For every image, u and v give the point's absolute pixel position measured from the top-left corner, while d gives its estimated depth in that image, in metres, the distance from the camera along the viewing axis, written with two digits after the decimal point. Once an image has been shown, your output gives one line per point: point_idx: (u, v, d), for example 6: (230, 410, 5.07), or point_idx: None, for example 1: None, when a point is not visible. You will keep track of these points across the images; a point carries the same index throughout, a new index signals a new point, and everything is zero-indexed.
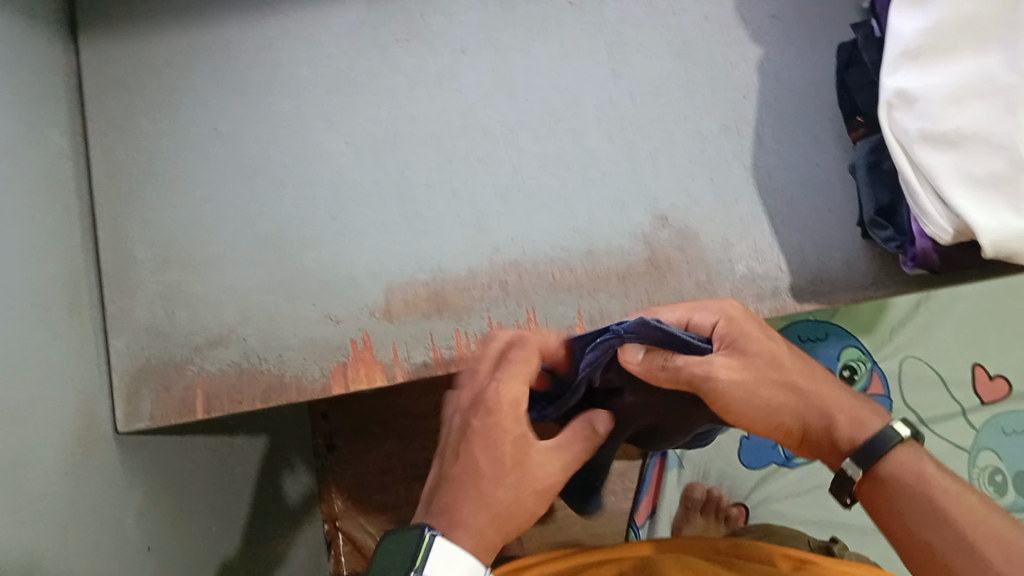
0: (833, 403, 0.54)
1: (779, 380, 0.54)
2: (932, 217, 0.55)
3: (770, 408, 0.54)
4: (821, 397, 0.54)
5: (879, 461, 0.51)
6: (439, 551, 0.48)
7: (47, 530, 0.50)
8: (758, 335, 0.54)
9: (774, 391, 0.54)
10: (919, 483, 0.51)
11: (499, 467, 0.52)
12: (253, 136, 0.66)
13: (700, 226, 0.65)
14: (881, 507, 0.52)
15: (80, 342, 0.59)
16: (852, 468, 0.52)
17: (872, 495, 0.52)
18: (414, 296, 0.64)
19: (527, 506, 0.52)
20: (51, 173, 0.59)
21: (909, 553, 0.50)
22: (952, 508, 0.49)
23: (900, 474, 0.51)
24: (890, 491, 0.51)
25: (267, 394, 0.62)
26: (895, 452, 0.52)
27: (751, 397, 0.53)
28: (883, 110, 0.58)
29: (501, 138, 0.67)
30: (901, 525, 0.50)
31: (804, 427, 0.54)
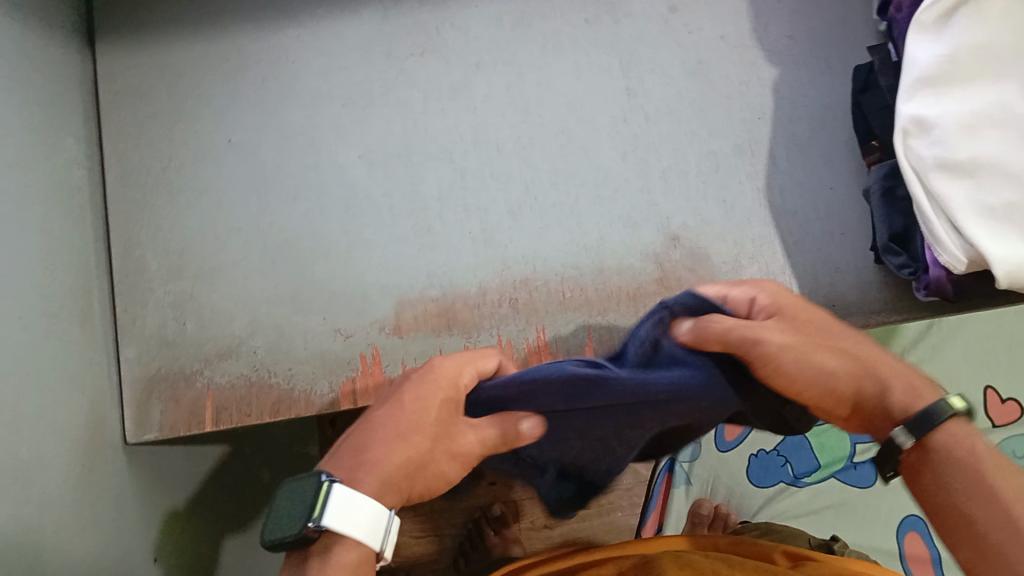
0: (887, 367, 0.47)
1: (832, 346, 0.47)
2: (945, 245, 0.55)
3: (822, 371, 0.46)
4: (875, 362, 0.47)
5: (930, 429, 0.43)
6: (339, 500, 0.43)
7: (53, 541, 0.50)
8: (801, 305, 0.49)
9: (830, 355, 0.46)
10: (973, 457, 0.42)
11: (414, 425, 0.47)
12: (266, 147, 0.66)
13: (712, 246, 0.64)
14: (925, 475, 0.43)
15: (90, 350, 0.59)
16: (900, 435, 0.43)
17: (918, 468, 0.44)
18: (424, 311, 0.64)
19: (438, 471, 0.48)
20: (65, 181, 0.59)
21: (946, 534, 0.42)
22: (1008, 493, 0.40)
23: (950, 443, 0.43)
24: (939, 462, 0.43)
25: (276, 407, 0.63)
26: (949, 423, 0.43)
27: (798, 356, 0.46)
28: (898, 136, 0.58)
29: (513, 154, 0.67)
30: (941, 503, 0.42)
31: (856, 395, 0.46)
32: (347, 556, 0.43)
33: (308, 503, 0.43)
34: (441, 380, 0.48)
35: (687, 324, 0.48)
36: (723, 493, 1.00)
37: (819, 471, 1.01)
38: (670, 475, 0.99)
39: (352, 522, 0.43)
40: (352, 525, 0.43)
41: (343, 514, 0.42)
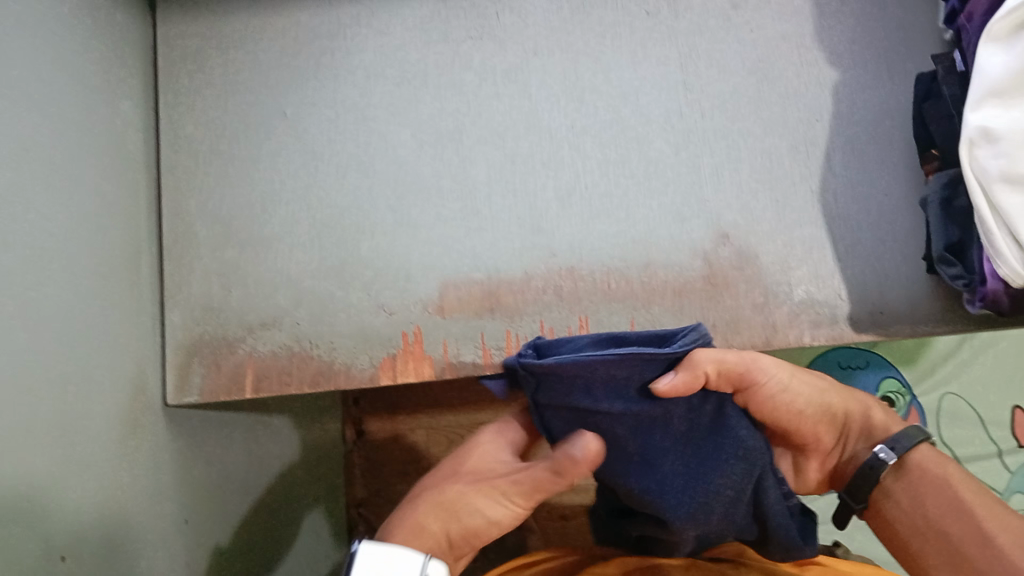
0: (862, 397, 0.54)
1: (818, 376, 0.53)
2: (1006, 258, 0.54)
3: (808, 399, 0.51)
4: (853, 393, 0.54)
5: (908, 449, 0.50)
6: (371, 557, 0.45)
7: (91, 498, 0.51)
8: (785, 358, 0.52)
9: (816, 379, 0.52)
10: (944, 478, 0.49)
11: (452, 516, 0.47)
12: (319, 121, 0.66)
13: (760, 246, 0.64)
14: (891, 496, 0.50)
15: (136, 312, 0.60)
16: (885, 451, 0.49)
17: (891, 490, 0.50)
18: (467, 294, 0.64)
19: (495, 516, 0.47)
20: (120, 143, 0.59)
21: (898, 541, 0.49)
22: (977, 509, 0.47)
23: (924, 463, 0.49)
24: (914, 483, 0.49)
25: (316, 379, 0.63)
26: (919, 448, 0.50)
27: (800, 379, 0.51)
28: (964, 146, 0.57)
29: (565, 142, 0.66)
30: (898, 515, 0.49)
31: (843, 413, 0.52)
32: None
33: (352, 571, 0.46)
34: (462, 504, 0.47)
35: (672, 375, 0.45)
36: None
37: None
38: None
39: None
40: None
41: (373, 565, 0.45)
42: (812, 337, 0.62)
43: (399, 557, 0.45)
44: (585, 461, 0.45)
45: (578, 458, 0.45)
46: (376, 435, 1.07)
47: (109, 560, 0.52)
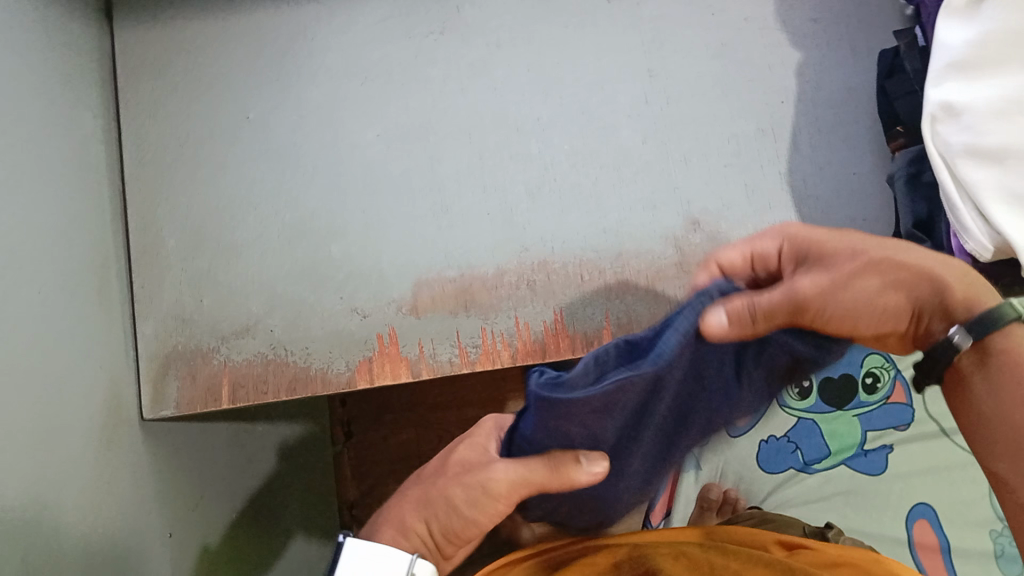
0: (930, 267, 0.45)
1: (884, 265, 0.44)
2: (972, 233, 0.54)
3: (871, 297, 0.44)
4: (920, 265, 0.45)
5: (993, 334, 0.44)
6: (356, 552, 0.45)
7: (70, 514, 0.50)
8: (833, 237, 0.46)
9: (870, 279, 0.44)
10: None
11: (443, 509, 0.53)
12: (285, 125, 0.66)
13: (732, 230, 0.64)
14: (975, 380, 0.45)
15: (106, 325, 0.59)
16: (959, 334, 0.44)
17: (954, 378, 0.47)
18: (441, 292, 0.63)
19: (479, 518, 0.52)
20: (83, 155, 0.59)
21: (998, 442, 0.46)
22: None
23: (1010, 349, 0.44)
24: (988, 372, 0.45)
25: (293, 384, 0.63)
26: (1008, 331, 0.45)
27: (846, 257, 0.44)
28: (927, 122, 0.57)
29: (532, 135, 0.66)
30: (1003, 410, 0.45)
31: (913, 301, 0.45)
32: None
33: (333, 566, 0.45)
34: (446, 503, 0.53)
35: (721, 314, 0.38)
36: (733, 478, 1.01)
37: (829, 458, 0.99)
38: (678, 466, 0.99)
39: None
40: (372, 573, 0.45)
41: (363, 559, 0.45)
42: None
43: (387, 556, 0.45)
44: (591, 476, 0.44)
45: (574, 466, 0.44)
46: (363, 437, 1.07)
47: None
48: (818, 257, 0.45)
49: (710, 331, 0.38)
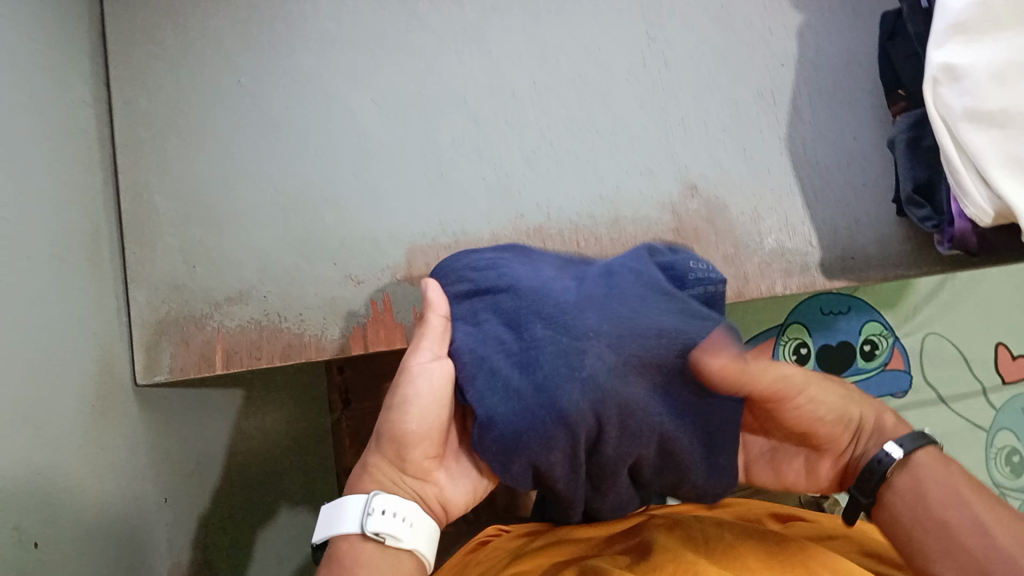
0: (876, 411, 0.50)
1: (835, 392, 0.50)
2: (972, 198, 0.54)
3: (827, 398, 0.49)
4: (867, 408, 0.50)
5: (910, 448, 0.45)
6: (327, 511, 0.45)
7: (64, 481, 0.50)
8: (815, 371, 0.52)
9: (830, 392, 0.49)
10: (947, 475, 0.44)
11: (389, 441, 0.46)
12: (278, 90, 0.64)
13: (729, 196, 0.63)
14: (893, 492, 0.45)
15: (98, 292, 0.59)
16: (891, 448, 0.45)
17: (890, 487, 0.45)
18: (435, 259, 0.63)
19: (432, 425, 0.46)
20: (71, 120, 0.58)
21: (920, 545, 0.42)
22: (979, 509, 0.42)
23: (927, 463, 0.45)
24: (905, 478, 0.45)
25: (287, 352, 0.62)
26: (920, 448, 0.45)
27: (828, 388, 0.50)
28: (928, 84, 0.56)
29: (528, 101, 0.65)
30: (936, 516, 0.42)
31: (854, 420, 0.49)
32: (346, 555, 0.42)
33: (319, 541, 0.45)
34: (393, 420, 0.46)
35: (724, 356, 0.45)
36: None
37: None
38: None
39: (339, 524, 0.43)
40: (337, 522, 0.44)
41: (331, 516, 0.44)
42: (784, 286, 0.62)
43: (352, 500, 0.44)
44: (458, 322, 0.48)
45: (501, 335, 0.42)
46: (361, 405, 1.06)
47: (83, 543, 0.52)
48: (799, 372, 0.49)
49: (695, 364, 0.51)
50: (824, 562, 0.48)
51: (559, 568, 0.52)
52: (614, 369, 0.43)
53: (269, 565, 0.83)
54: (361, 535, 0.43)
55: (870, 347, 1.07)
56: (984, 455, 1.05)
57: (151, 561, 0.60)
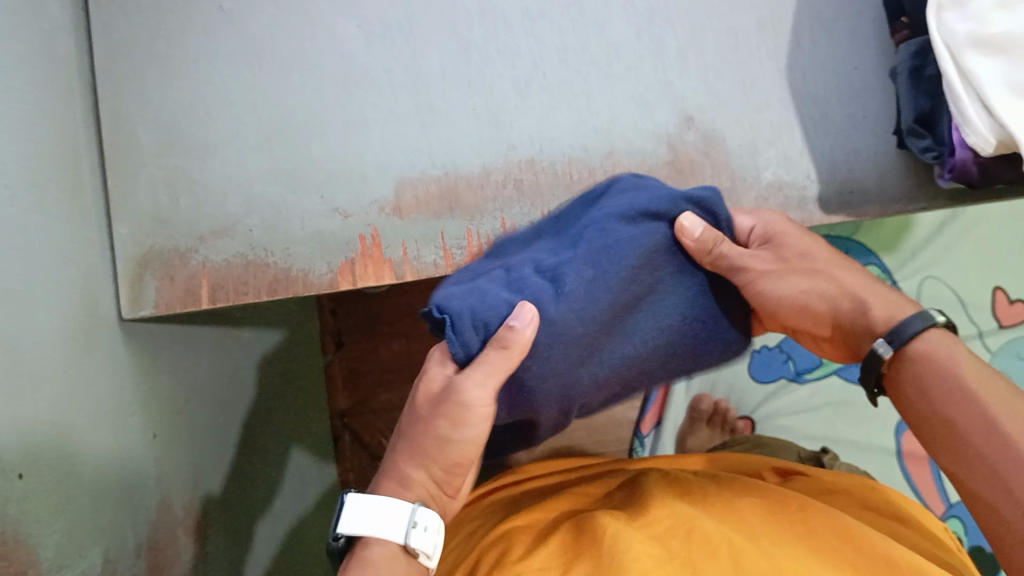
0: (877, 295, 0.53)
1: (813, 269, 0.55)
2: (974, 125, 0.52)
3: (796, 291, 0.54)
4: (866, 291, 0.53)
5: (910, 340, 0.49)
6: (356, 505, 0.49)
7: (46, 416, 0.50)
8: (798, 236, 0.56)
9: (801, 277, 0.55)
10: (950, 366, 0.47)
11: (423, 451, 0.51)
12: (259, 15, 0.62)
13: (726, 128, 0.62)
14: (902, 388, 0.49)
15: (80, 224, 0.57)
16: (882, 348, 0.49)
17: (897, 377, 0.50)
18: (424, 192, 0.62)
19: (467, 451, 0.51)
20: (49, 46, 0.56)
21: (943, 436, 0.46)
22: (989, 405, 0.44)
23: (929, 351, 0.48)
24: (910, 370, 0.49)
25: (273, 286, 0.61)
26: (924, 333, 0.49)
27: (796, 237, 0.55)
28: (931, 10, 0.55)
29: (520, 28, 0.62)
30: (942, 416, 0.46)
31: (835, 310, 0.54)
32: (383, 554, 0.48)
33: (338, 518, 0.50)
34: (429, 447, 0.51)
35: (700, 224, 0.54)
36: (724, 388, 1.05)
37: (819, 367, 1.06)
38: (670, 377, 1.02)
39: (376, 519, 0.48)
40: (374, 524, 0.48)
41: (365, 514, 0.48)
42: None
43: (391, 507, 0.49)
44: (532, 332, 0.48)
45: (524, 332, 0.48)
46: (355, 347, 1.06)
47: (69, 479, 0.52)
48: (781, 256, 0.55)
49: (680, 233, 0.55)
50: (825, 519, 0.50)
51: (563, 523, 0.54)
52: (587, 285, 0.52)
53: (264, 503, 0.83)
54: (395, 543, 0.48)
55: None
56: None
57: (141, 497, 0.61)
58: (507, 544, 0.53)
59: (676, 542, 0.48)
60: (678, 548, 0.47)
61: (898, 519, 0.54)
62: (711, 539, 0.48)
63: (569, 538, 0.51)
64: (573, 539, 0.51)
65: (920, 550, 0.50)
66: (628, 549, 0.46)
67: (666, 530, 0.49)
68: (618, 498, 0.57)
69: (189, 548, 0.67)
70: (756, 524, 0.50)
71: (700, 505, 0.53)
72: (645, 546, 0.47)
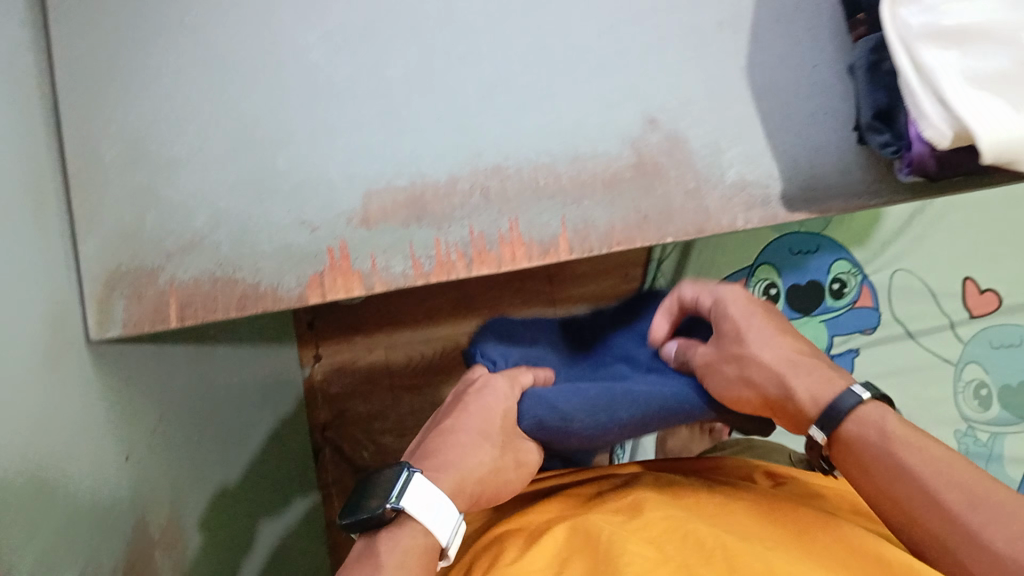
0: (793, 379, 0.54)
1: (738, 356, 0.58)
2: (930, 120, 0.53)
3: (730, 381, 0.58)
4: (802, 387, 0.54)
5: (842, 423, 0.51)
6: (417, 487, 0.51)
7: (15, 436, 0.49)
8: (736, 315, 0.60)
9: (733, 366, 0.58)
10: (884, 442, 0.48)
11: (465, 449, 0.57)
12: (221, 29, 0.61)
13: (689, 128, 0.62)
14: (845, 462, 0.50)
15: (46, 245, 0.57)
16: (818, 433, 0.52)
17: (845, 462, 0.50)
18: (392, 202, 0.62)
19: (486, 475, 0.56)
20: (8, 64, 0.55)
21: (890, 511, 0.47)
22: (925, 477, 0.45)
23: (862, 432, 0.50)
24: (856, 452, 0.50)
25: (242, 302, 0.61)
26: (856, 412, 0.50)
27: (731, 310, 0.60)
28: (885, 6, 0.56)
29: (484, 33, 0.62)
30: (889, 492, 0.47)
31: (764, 395, 0.56)
32: (415, 541, 0.50)
33: (390, 487, 0.51)
34: (474, 468, 0.56)
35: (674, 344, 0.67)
36: None
37: None
38: None
39: (428, 511, 0.50)
40: (429, 516, 0.50)
41: (422, 502, 0.50)
42: (745, 220, 0.62)
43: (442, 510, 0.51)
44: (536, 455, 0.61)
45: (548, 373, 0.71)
46: (333, 359, 1.06)
47: (39, 502, 0.51)
48: (718, 334, 0.61)
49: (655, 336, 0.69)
50: (820, 525, 0.51)
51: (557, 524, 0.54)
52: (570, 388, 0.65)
53: (244, 523, 0.82)
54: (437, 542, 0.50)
55: (838, 286, 1.10)
56: (950, 391, 1.06)
57: (116, 518, 0.60)
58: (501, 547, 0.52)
59: (669, 545, 0.48)
60: (670, 552, 0.48)
61: (888, 523, 0.55)
62: (704, 541, 0.48)
63: (563, 539, 0.51)
64: (567, 543, 0.51)
65: (911, 555, 0.51)
66: (623, 552, 0.47)
67: (660, 534, 0.49)
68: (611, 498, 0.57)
69: (166, 568, 0.66)
70: (747, 525, 0.51)
71: (693, 505, 0.54)
72: (640, 548, 0.48)
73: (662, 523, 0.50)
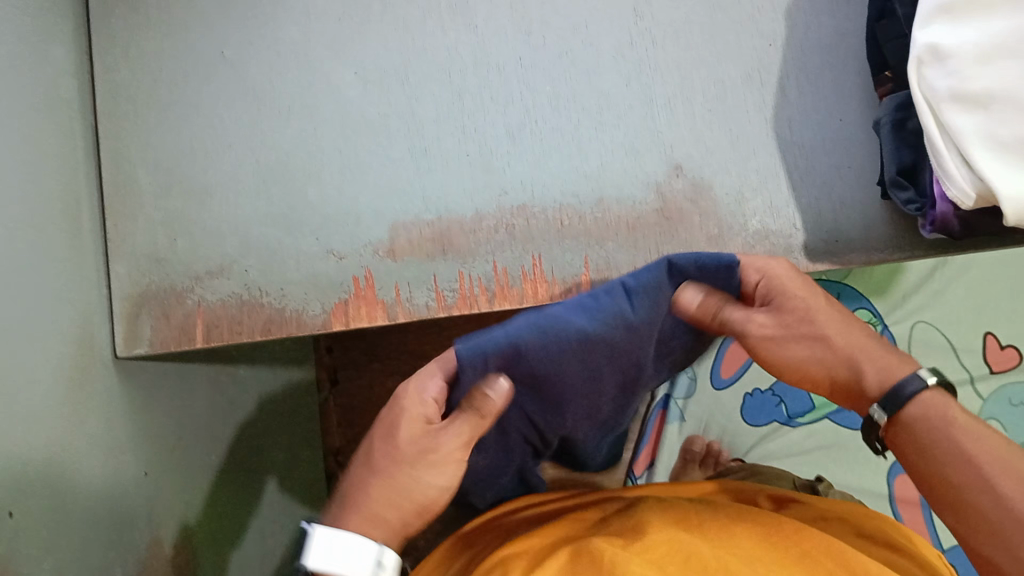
0: (861, 351, 0.54)
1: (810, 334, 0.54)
2: (955, 179, 0.55)
3: (802, 359, 0.54)
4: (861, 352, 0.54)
5: (906, 406, 0.51)
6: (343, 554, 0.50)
7: (40, 450, 0.50)
8: (799, 291, 0.54)
9: (797, 347, 0.54)
10: (946, 426, 0.50)
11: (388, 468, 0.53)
12: (258, 62, 0.63)
13: (713, 176, 0.63)
14: (902, 439, 0.52)
15: (80, 264, 0.59)
16: (877, 413, 0.52)
17: (898, 440, 0.52)
18: (418, 236, 0.63)
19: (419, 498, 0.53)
20: (53, 89, 0.57)
21: (972, 512, 0.48)
22: (1004, 479, 0.47)
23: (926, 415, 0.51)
24: (920, 435, 0.51)
25: (267, 326, 0.62)
26: (924, 397, 0.51)
27: (793, 290, 0.54)
28: (912, 65, 0.57)
29: (513, 77, 0.64)
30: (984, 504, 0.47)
31: (832, 372, 0.54)
32: None
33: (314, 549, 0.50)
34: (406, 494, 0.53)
35: (699, 290, 0.52)
36: (717, 429, 1.08)
37: (813, 412, 1.09)
38: (664, 413, 1.07)
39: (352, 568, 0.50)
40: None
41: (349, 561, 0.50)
42: None
43: (353, 546, 0.50)
44: (503, 403, 0.50)
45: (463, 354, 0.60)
46: (350, 385, 1.07)
47: (55, 513, 0.52)
48: (781, 317, 0.54)
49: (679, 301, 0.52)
50: (822, 547, 0.50)
51: (561, 548, 0.53)
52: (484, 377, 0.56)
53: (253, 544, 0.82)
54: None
55: None
56: None
57: (130, 534, 0.61)
58: (504, 568, 0.53)
59: (671, 565, 0.48)
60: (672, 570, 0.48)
61: (892, 547, 0.55)
62: (706, 563, 0.48)
63: (565, 561, 0.51)
64: (570, 562, 0.50)
65: None
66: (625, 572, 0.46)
67: (662, 554, 0.49)
68: (614, 523, 0.57)
69: None
70: (749, 548, 0.50)
71: (697, 528, 0.53)
72: (642, 567, 0.47)
73: (664, 544, 0.50)
